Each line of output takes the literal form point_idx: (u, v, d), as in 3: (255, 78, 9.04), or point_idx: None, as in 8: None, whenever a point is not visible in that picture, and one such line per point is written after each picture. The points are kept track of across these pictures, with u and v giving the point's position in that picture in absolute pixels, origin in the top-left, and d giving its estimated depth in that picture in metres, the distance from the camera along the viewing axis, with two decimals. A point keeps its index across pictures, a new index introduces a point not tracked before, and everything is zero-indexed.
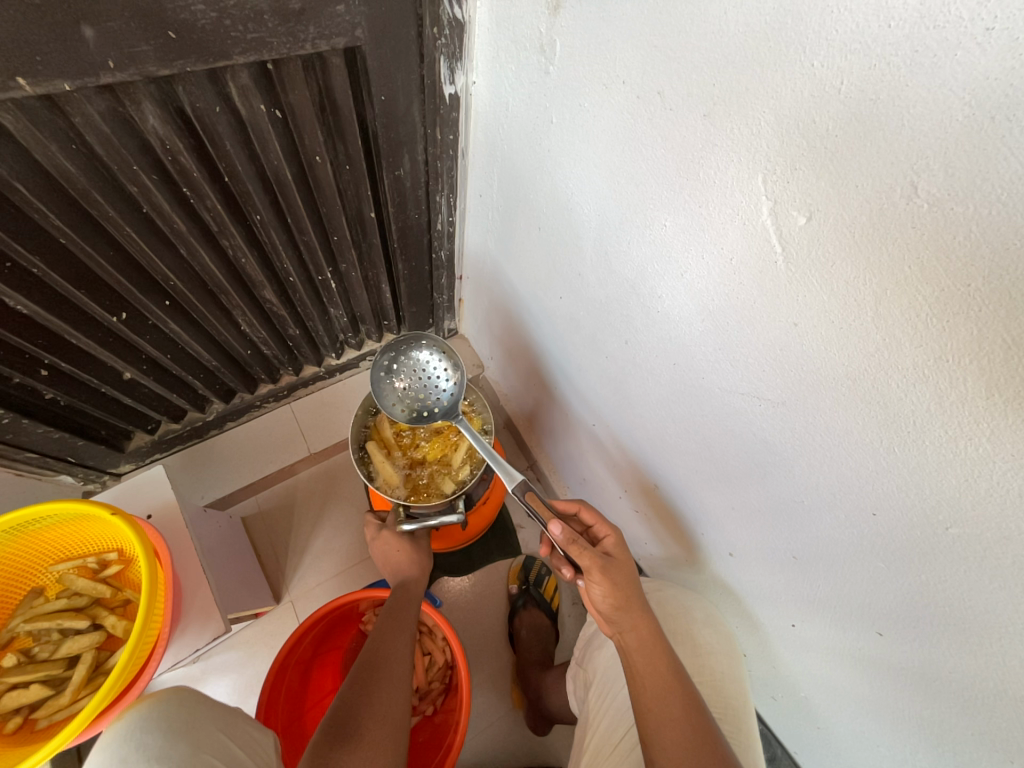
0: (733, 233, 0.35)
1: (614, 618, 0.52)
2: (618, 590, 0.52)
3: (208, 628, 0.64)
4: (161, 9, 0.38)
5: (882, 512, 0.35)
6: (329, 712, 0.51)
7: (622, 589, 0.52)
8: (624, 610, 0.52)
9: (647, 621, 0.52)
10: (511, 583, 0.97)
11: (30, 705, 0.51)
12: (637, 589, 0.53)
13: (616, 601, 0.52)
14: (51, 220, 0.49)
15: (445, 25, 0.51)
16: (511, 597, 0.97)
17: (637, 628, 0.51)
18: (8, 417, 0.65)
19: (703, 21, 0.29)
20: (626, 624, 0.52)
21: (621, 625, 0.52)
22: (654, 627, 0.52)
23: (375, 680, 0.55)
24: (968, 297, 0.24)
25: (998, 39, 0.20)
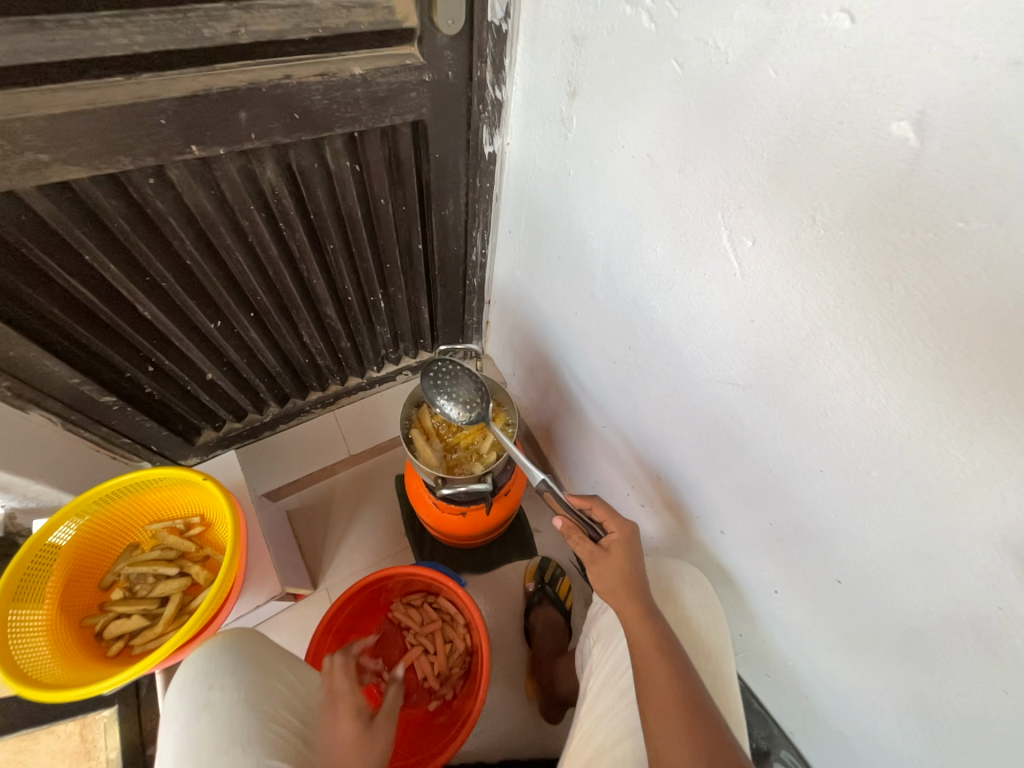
0: (702, 254, 0.47)
1: (616, 595, 0.61)
2: (619, 572, 0.61)
3: (265, 586, 0.74)
4: (293, 98, 0.54)
5: (826, 469, 0.44)
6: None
7: (622, 570, 0.61)
8: (624, 588, 0.60)
9: (645, 598, 0.60)
10: (527, 582, 1.04)
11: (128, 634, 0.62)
12: (638, 571, 0.62)
13: (617, 581, 0.61)
14: (185, 246, 0.65)
15: (489, 103, 0.67)
16: (527, 594, 1.03)
17: (636, 602, 0.59)
18: (117, 404, 0.79)
19: (674, 110, 0.43)
20: (626, 600, 0.60)
21: (622, 602, 0.60)
22: (650, 603, 0.60)
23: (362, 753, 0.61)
24: (853, 291, 0.35)
25: (843, 128, 0.31)
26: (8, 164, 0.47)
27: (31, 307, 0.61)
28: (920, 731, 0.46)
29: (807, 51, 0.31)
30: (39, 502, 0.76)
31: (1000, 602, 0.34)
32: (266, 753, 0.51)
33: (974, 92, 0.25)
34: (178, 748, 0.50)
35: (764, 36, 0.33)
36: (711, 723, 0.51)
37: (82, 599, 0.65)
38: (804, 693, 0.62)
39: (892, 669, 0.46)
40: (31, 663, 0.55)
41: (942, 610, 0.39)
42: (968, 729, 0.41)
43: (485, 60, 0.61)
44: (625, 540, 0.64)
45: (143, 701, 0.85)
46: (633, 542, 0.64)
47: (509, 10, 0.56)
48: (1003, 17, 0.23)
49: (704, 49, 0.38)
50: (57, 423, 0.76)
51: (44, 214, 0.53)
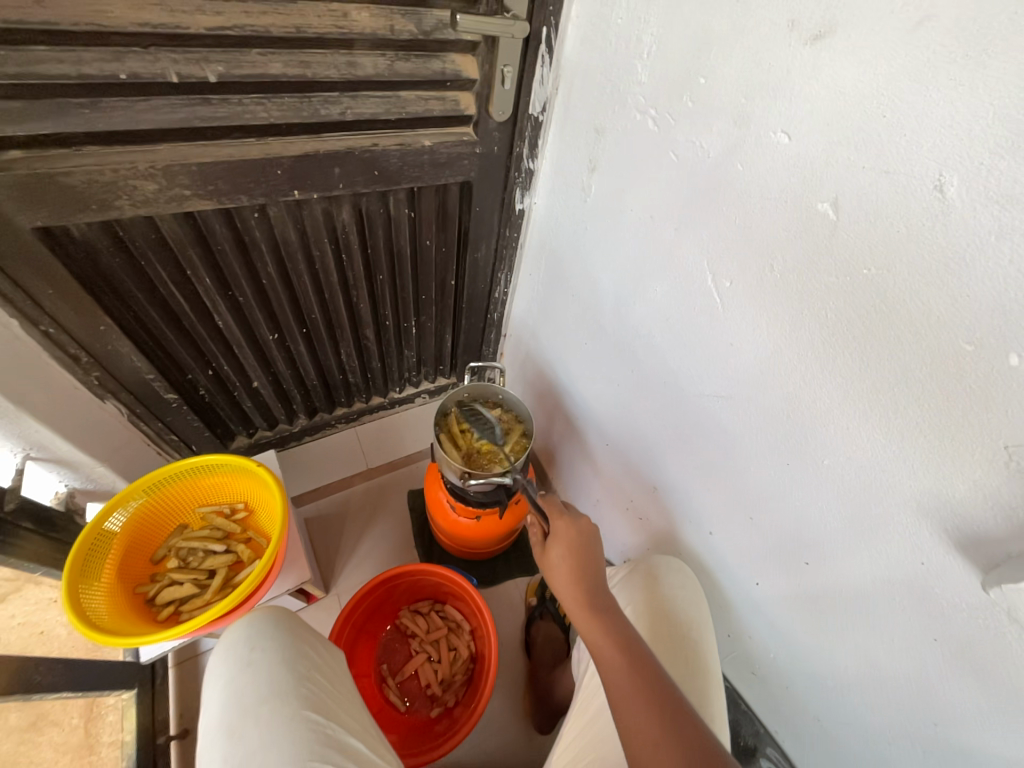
0: (692, 292, 0.60)
1: (566, 590, 0.64)
2: (565, 564, 0.66)
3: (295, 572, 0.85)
4: (376, 159, 0.69)
5: (792, 463, 0.54)
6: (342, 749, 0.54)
7: (566, 564, 0.66)
8: (570, 580, 0.64)
9: (592, 586, 0.63)
10: (529, 596, 1.09)
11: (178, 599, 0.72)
12: (588, 561, 0.66)
13: (565, 573, 0.65)
14: (266, 267, 0.78)
15: (523, 171, 0.83)
16: (529, 608, 1.08)
17: (582, 592, 0.63)
18: (177, 401, 0.89)
19: (673, 185, 0.58)
20: (573, 592, 0.63)
21: (570, 594, 0.63)
22: (598, 589, 0.63)
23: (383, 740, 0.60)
24: (802, 317, 0.48)
25: (789, 204, 0.45)
26: (159, 195, 0.60)
27: (133, 310, 0.72)
28: (878, 697, 0.53)
29: (762, 154, 0.46)
30: (97, 484, 0.85)
31: (921, 558, 0.44)
32: (304, 707, 0.53)
33: (866, 185, 0.39)
34: (224, 700, 0.53)
35: (734, 141, 0.48)
36: (667, 688, 0.52)
37: (135, 570, 0.75)
38: (784, 685, 0.68)
39: (852, 641, 0.54)
40: (98, 615, 0.65)
41: (882, 574, 0.48)
42: (914, 686, 0.49)
43: (523, 140, 0.78)
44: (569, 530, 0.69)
45: (157, 692, 0.91)
46: (583, 533, 0.69)
47: (546, 106, 0.74)
48: (876, 146, 0.37)
49: (693, 146, 0.53)
50: (124, 415, 0.84)
51: (168, 235, 0.66)
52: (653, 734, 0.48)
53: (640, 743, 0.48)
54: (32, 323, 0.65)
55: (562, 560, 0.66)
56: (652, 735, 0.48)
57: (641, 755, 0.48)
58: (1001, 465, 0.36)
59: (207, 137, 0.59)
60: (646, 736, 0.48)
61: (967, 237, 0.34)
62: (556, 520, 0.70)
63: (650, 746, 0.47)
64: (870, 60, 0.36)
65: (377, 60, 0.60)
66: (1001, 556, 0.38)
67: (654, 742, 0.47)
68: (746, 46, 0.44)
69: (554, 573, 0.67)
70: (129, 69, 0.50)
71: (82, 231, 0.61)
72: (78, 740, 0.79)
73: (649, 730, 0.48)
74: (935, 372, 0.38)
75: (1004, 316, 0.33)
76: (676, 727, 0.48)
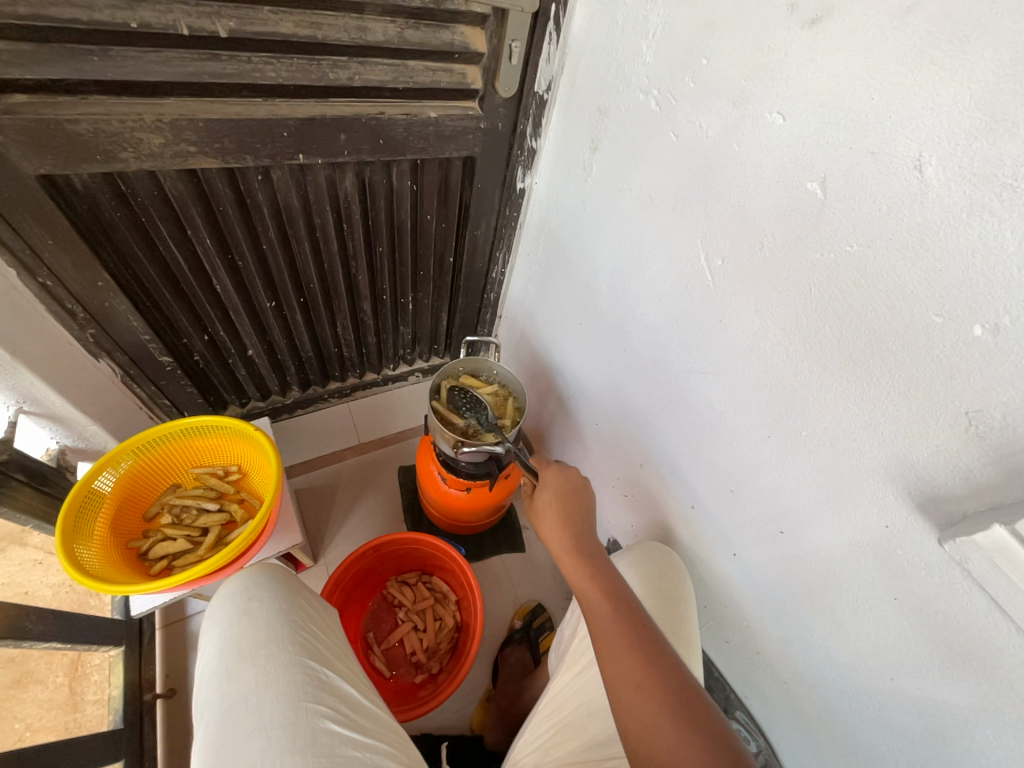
0: (686, 272, 0.62)
1: (559, 544, 0.67)
2: (559, 521, 0.69)
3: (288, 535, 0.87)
4: (382, 128, 0.70)
5: (772, 435, 0.57)
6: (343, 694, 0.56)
7: (560, 521, 0.69)
8: (563, 535, 0.68)
9: (584, 542, 0.67)
10: (516, 618, 1.06)
11: (173, 554, 0.74)
12: (580, 520, 0.69)
13: (559, 530, 0.68)
14: (267, 232, 0.78)
15: (525, 149, 0.84)
16: (512, 629, 1.05)
17: (574, 548, 0.66)
18: (170, 365, 0.89)
19: (669, 164, 0.60)
20: (565, 546, 0.66)
21: (563, 549, 0.67)
22: (588, 546, 0.66)
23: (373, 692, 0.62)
24: (786, 293, 0.50)
25: (784, 182, 0.47)
26: (164, 150, 0.61)
27: (131, 267, 0.72)
28: (842, 656, 0.57)
29: (757, 135, 0.48)
30: (88, 444, 0.85)
31: (887, 520, 0.47)
32: (299, 653, 0.55)
33: (851, 167, 0.41)
34: (222, 644, 0.55)
35: (733, 122, 0.50)
36: (652, 638, 0.56)
37: (128, 525, 0.77)
38: (756, 650, 0.72)
39: (819, 603, 0.58)
40: (93, 566, 0.67)
41: (851, 538, 0.51)
42: (876, 645, 0.52)
43: (528, 118, 0.79)
44: (563, 491, 0.72)
45: (144, 651, 0.93)
46: (570, 488, 0.73)
47: (551, 85, 0.75)
48: (864, 128, 0.40)
49: (693, 126, 0.55)
50: (118, 376, 0.85)
51: (171, 193, 0.66)
52: (636, 677, 0.52)
53: (622, 685, 0.52)
54: (30, 274, 0.65)
55: (556, 518, 0.70)
56: (636, 679, 0.52)
57: (623, 695, 0.52)
58: (962, 430, 0.39)
59: (214, 94, 0.60)
60: (629, 679, 0.52)
61: (941, 214, 0.37)
62: (549, 480, 0.73)
63: (631, 688, 0.52)
64: (862, 44, 0.38)
65: (388, 27, 0.61)
66: (958, 514, 0.41)
67: (636, 685, 0.52)
68: (746, 29, 0.46)
69: (547, 529, 0.70)
70: (140, 18, 0.50)
71: (84, 181, 0.61)
72: (63, 697, 0.78)
73: (632, 674, 0.52)
74: (907, 344, 0.41)
75: (970, 290, 0.36)
76: (659, 673, 0.52)
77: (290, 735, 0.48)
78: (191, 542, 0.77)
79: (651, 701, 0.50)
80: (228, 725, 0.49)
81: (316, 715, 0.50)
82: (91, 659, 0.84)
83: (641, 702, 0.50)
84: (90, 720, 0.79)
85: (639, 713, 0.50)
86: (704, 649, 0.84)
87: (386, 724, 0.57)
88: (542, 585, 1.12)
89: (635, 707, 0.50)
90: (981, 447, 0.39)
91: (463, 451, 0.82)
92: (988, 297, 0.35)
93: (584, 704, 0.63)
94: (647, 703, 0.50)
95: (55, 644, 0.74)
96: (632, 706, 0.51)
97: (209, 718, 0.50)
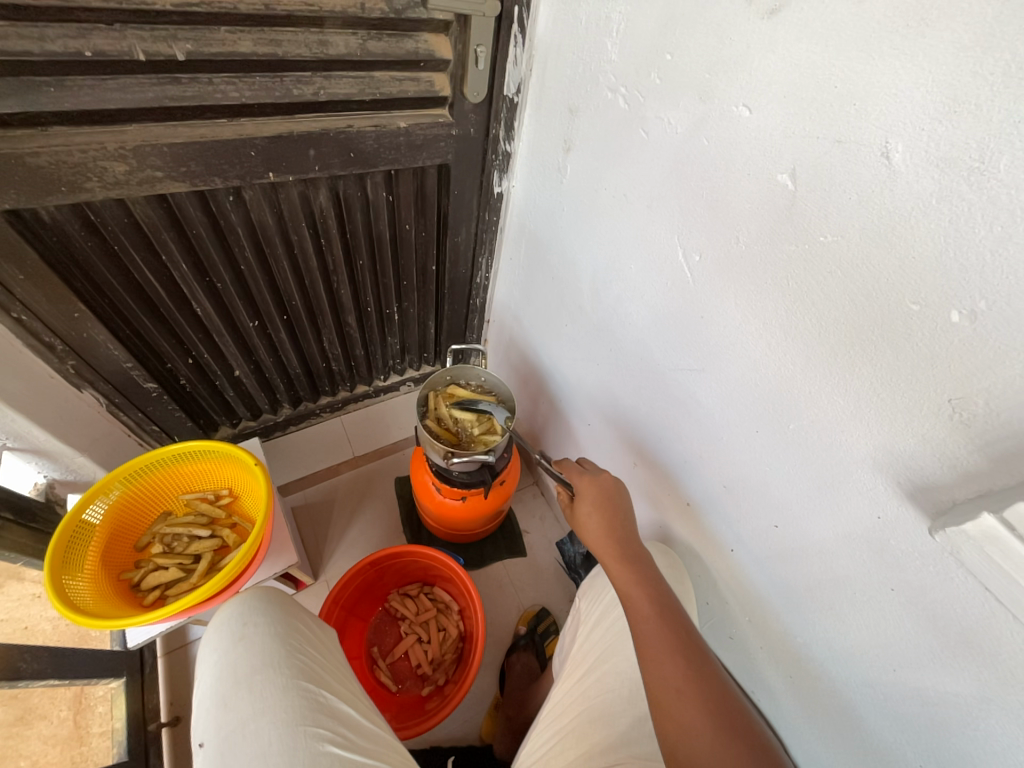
0: (665, 270, 0.62)
1: (602, 547, 0.68)
2: (602, 523, 0.69)
3: (283, 556, 0.87)
4: (352, 142, 0.70)
5: (759, 428, 0.57)
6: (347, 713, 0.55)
7: (603, 522, 0.69)
8: (607, 537, 0.68)
9: (627, 544, 0.66)
10: (520, 625, 1.05)
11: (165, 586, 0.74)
12: (622, 523, 0.69)
13: (602, 532, 0.68)
14: (244, 252, 0.77)
15: (500, 153, 0.84)
16: (517, 636, 1.04)
17: (618, 549, 0.66)
18: (156, 390, 0.88)
19: (642, 162, 0.59)
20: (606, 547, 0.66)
21: (607, 552, 0.66)
22: (631, 547, 0.66)
23: (374, 711, 0.61)
24: (763, 287, 0.50)
25: (753, 175, 0.46)
26: (130, 177, 0.60)
27: (107, 296, 0.72)
28: (845, 650, 0.57)
29: (725, 128, 0.47)
30: (77, 476, 0.85)
31: (878, 511, 0.47)
32: (297, 676, 0.54)
33: (819, 158, 0.41)
34: (218, 671, 0.54)
35: (700, 117, 0.50)
36: (693, 644, 0.56)
37: (119, 556, 0.76)
38: (760, 646, 0.71)
39: (821, 598, 0.57)
40: (85, 602, 0.66)
41: (845, 530, 0.51)
42: (877, 638, 0.52)
43: (499, 122, 0.78)
44: (605, 498, 0.72)
45: (146, 681, 0.92)
46: (609, 492, 0.72)
47: (521, 88, 0.75)
48: (831, 116, 0.39)
49: (661, 123, 0.54)
50: (103, 406, 0.84)
51: (141, 219, 0.66)
52: (677, 681, 0.53)
53: (663, 687, 0.53)
54: (4, 310, 0.65)
55: (599, 519, 0.70)
56: (678, 684, 0.52)
57: (663, 698, 0.52)
58: (947, 417, 0.39)
59: (177, 118, 0.59)
60: (669, 682, 0.53)
61: (911, 201, 0.36)
62: (586, 490, 0.73)
63: (672, 692, 0.52)
64: (821, 34, 0.37)
65: (349, 39, 0.60)
66: (947, 503, 0.41)
67: (677, 689, 0.52)
68: (706, 22, 0.45)
69: (588, 530, 0.70)
70: (94, 47, 0.50)
71: (51, 214, 0.60)
72: (67, 731, 0.77)
73: (673, 678, 0.53)
74: (886, 332, 0.41)
75: (946, 275, 0.35)
76: (699, 679, 0.53)
77: (289, 763, 0.47)
78: (184, 570, 0.77)
79: (692, 706, 0.51)
80: (226, 754, 0.48)
81: (315, 739, 0.50)
82: (94, 691, 0.84)
83: (682, 707, 0.51)
84: (96, 752, 0.79)
85: (679, 717, 0.51)
86: (709, 646, 0.84)
87: (386, 743, 0.57)
88: (546, 589, 1.11)
89: (676, 710, 0.51)
90: (967, 435, 0.38)
91: (454, 461, 0.82)
92: (964, 282, 0.35)
93: (587, 710, 0.62)
94: (687, 707, 0.51)
95: (51, 681, 0.75)
96: (672, 708, 0.51)
97: (207, 748, 0.49)
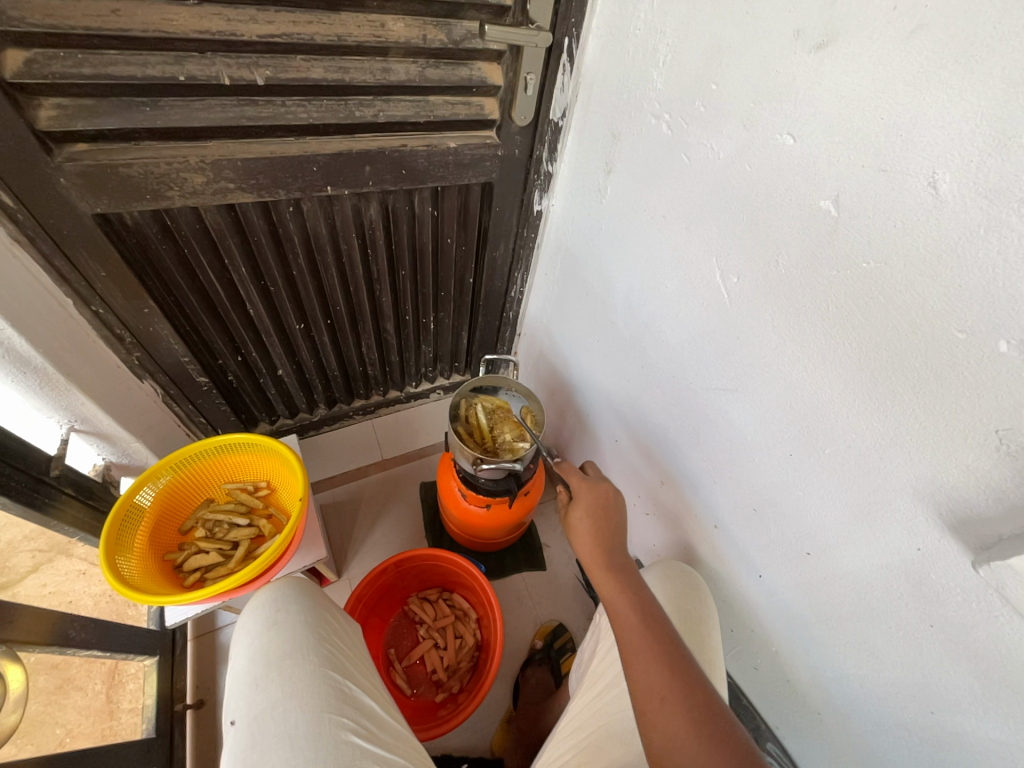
0: (703, 288, 0.62)
1: (589, 555, 0.68)
2: (591, 531, 0.70)
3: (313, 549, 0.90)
4: (405, 160, 0.74)
5: (794, 451, 0.56)
6: (369, 706, 0.56)
7: (593, 532, 0.70)
8: (594, 546, 0.68)
9: (614, 556, 0.67)
10: (537, 639, 1.05)
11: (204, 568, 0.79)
12: (613, 533, 0.70)
13: (591, 542, 0.69)
14: (298, 260, 0.82)
15: (541, 173, 0.87)
16: (534, 650, 1.03)
17: (604, 558, 0.67)
18: (206, 383, 0.93)
19: (683, 183, 0.60)
20: (596, 560, 0.67)
21: (594, 560, 0.67)
22: (620, 559, 0.67)
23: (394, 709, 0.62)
24: (799, 311, 0.50)
25: (796, 198, 0.47)
26: (206, 187, 0.65)
27: (174, 296, 0.78)
28: (877, 688, 0.55)
29: (767, 155, 0.49)
30: (131, 460, 0.90)
31: (918, 543, 0.46)
32: (324, 664, 0.56)
33: (862, 186, 0.41)
34: (252, 653, 0.57)
35: (743, 143, 0.51)
36: (678, 651, 0.55)
37: (166, 537, 0.81)
38: (787, 679, 0.70)
39: (852, 631, 0.56)
40: (132, 578, 0.71)
41: (881, 560, 0.49)
42: (915, 678, 0.50)
43: (543, 143, 0.82)
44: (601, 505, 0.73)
45: (176, 661, 0.95)
46: (604, 501, 0.73)
47: (566, 112, 0.78)
48: (876, 145, 0.40)
49: (704, 148, 0.56)
50: (159, 395, 0.90)
51: (211, 226, 0.71)
52: (660, 688, 0.51)
53: (647, 695, 0.51)
54: (85, 303, 0.71)
55: (589, 531, 0.70)
56: (660, 690, 0.51)
57: (647, 705, 0.51)
58: (992, 449, 0.38)
59: (251, 135, 0.65)
60: (654, 690, 0.51)
61: (958, 230, 0.36)
62: (583, 494, 0.74)
63: (655, 699, 0.50)
64: (868, 67, 0.39)
65: (410, 67, 0.65)
66: (992, 537, 0.40)
67: (660, 697, 0.50)
68: (754, 54, 0.47)
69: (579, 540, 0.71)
70: (187, 72, 0.55)
71: (134, 218, 0.66)
72: (100, 704, 0.82)
73: (657, 685, 0.51)
74: (930, 360, 0.40)
75: (994, 304, 0.35)
76: (683, 685, 0.51)
77: (314, 748, 0.49)
78: (224, 555, 0.81)
79: (675, 713, 0.49)
80: (254, 732, 0.50)
81: (339, 727, 0.51)
82: (128, 667, 0.88)
83: (665, 714, 0.49)
84: (125, 727, 0.83)
85: (663, 726, 0.48)
86: (732, 676, 0.82)
87: (404, 739, 0.58)
88: (564, 604, 1.11)
89: (659, 719, 0.49)
90: (1014, 467, 0.37)
91: (482, 467, 0.85)
92: (1012, 313, 0.35)
93: (602, 727, 0.61)
94: (669, 713, 0.49)
95: (95, 651, 0.78)
96: (656, 716, 0.49)
97: (238, 726, 0.51)
